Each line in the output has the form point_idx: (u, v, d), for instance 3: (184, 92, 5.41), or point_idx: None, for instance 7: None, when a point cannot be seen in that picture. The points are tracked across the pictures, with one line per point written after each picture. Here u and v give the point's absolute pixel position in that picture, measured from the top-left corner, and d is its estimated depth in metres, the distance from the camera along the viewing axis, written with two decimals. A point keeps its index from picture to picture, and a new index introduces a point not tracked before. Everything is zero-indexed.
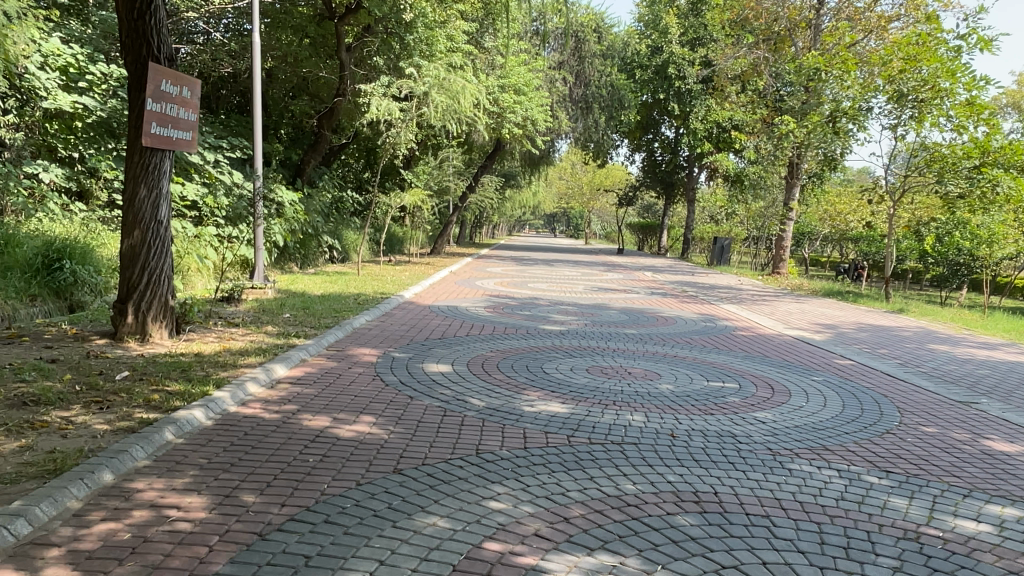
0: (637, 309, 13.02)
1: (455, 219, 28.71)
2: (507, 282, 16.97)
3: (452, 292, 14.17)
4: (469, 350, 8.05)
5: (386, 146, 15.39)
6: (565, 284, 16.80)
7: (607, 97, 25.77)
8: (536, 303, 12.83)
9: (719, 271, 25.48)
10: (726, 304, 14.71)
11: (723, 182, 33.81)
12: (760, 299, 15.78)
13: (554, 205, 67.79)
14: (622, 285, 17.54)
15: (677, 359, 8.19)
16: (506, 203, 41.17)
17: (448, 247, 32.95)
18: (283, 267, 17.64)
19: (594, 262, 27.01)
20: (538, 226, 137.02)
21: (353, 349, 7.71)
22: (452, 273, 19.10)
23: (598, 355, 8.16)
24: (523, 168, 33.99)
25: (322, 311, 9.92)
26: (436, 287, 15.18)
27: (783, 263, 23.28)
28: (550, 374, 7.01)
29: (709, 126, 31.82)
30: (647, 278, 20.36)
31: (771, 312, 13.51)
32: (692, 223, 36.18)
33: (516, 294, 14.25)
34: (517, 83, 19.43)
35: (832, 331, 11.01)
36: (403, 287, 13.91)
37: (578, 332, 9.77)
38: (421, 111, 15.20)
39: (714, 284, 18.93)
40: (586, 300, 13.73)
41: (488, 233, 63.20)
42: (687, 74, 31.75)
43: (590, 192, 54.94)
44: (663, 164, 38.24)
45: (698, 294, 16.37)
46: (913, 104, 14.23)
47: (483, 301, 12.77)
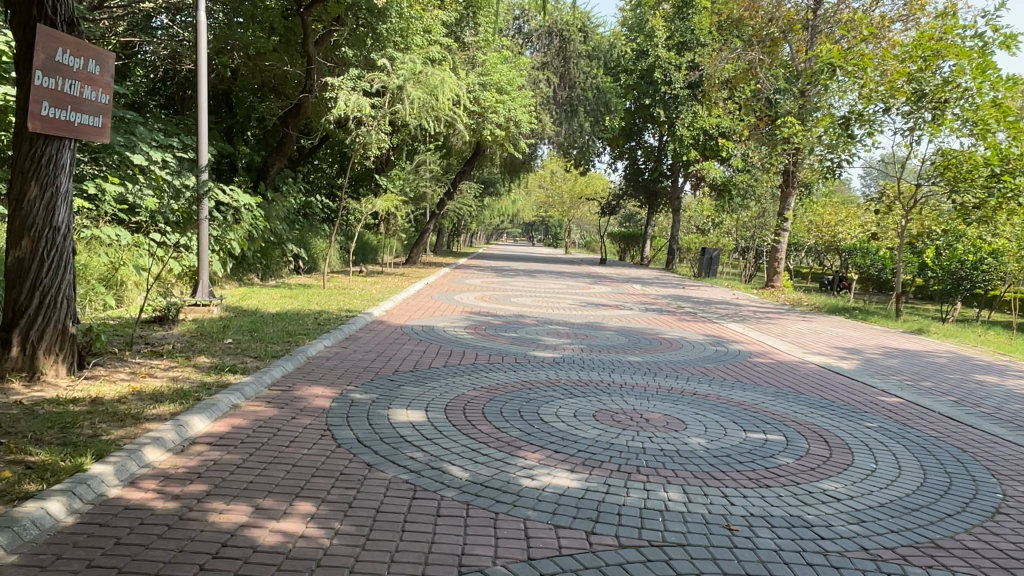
0: (635, 329, 11.62)
1: (432, 227, 27.21)
2: (488, 296, 15.54)
3: (428, 309, 12.69)
4: (444, 388, 6.56)
5: (356, 146, 13.86)
6: (553, 299, 15.39)
7: (593, 101, 24.44)
8: (522, 323, 11.37)
9: (709, 283, 24.28)
10: (729, 322, 13.41)
11: (710, 191, 32.70)
12: (762, 316, 14.52)
13: (532, 214, 66.59)
14: (613, 300, 16.19)
15: (699, 399, 6.77)
16: (485, 211, 39.71)
17: (424, 257, 31.39)
18: (241, 278, 16.06)
19: (578, 274, 25.70)
20: (515, 234, 135.71)
21: (301, 388, 6.19)
22: (429, 285, 17.61)
23: (603, 393, 6.70)
24: (503, 175, 32.64)
25: (272, 335, 8.38)
26: (410, 302, 13.67)
27: (777, 277, 22.11)
28: (550, 424, 5.53)
29: (697, 132, 30.70)
30: (636, 292, 19.05)
31: (782, 332, 12.19)
32: (677, 233, 35.05)
33: (500, 311, 12.77)
34: (500, 81, 17.82)
35: (858, 358, 9.70)
36: (373, 303, 12.40)
37: (574, 361, 8.31)
38: (395, 107, 13.71)
39: (709, 299, 17.66)
40: (577, 319, 12.27)
41: (465, 241, 61.73)
42: (674, 78, 30.52)
43: (570, 201, 53.71)
44: (646, 172, 37.13)
45: (696, 311, 15.06)
46: (931, 105, 13.15)
47: (464, 320, 11.31)
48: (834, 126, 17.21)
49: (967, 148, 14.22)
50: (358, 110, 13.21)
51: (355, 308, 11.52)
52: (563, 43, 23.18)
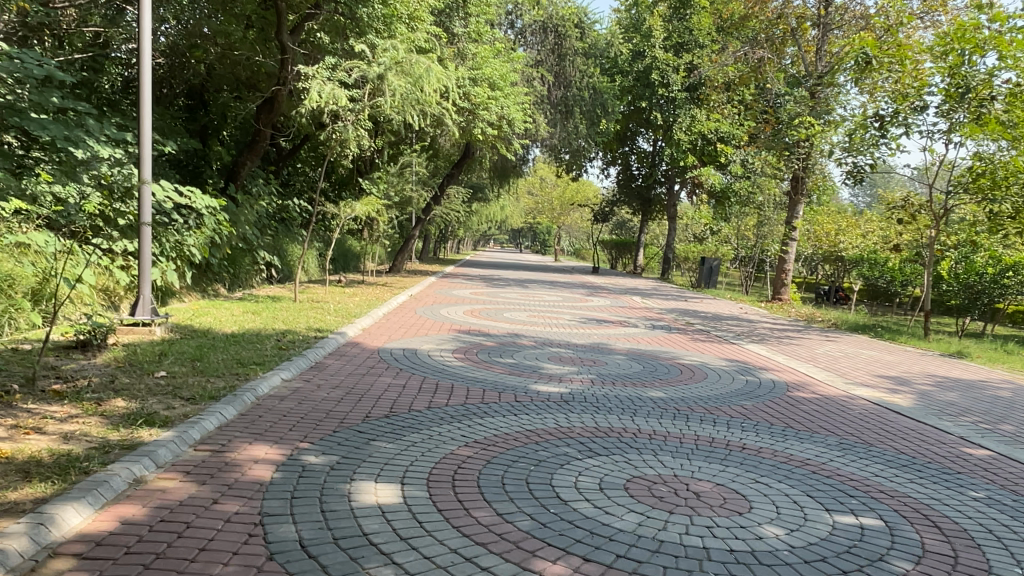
0: (647, 352, 10.18)
1: (417, 234, 25.71)
2: (478, 310, 14.12)
3: (411, 327, 11.21)
4: (425, 443, 5.06)
5: (332, 142, 12.42)
6: (551, 314, 13.97)
7: (590, 101, 23.03)
8: (519, 346, 9.88)
9: (711, 295, 22.97)
10: (748, 342, 12.06)
11: (708, 198, 31.40)
12: (781, 335, 13.16)
13: (522, 221, 65.26)
14: (615, 315, 14.79)
15: (751, 456, 5.34)
16: (473, 217, 38.26)
17: (409, 264, 29.85)
18: (206, 288, 14.61)
19: (572, 284, 24.33)
20: (503, 241, 134.48)
21: (237, 448, 4.69)
22: (414, 297, 16.19)
23: (630, 449, 5.23)
24: (492, 179, 31.21)
25: (217, 367, 6.85)
26: (392, 318, 12.18)
27: (785, 288, 20.82)
28: (570, 506, 4.06)
29: (695, 137, 29.48)
30: (638, 305, 17.70)
31: (811, 356, 10.81)
32: (673, 241, 33.79)
33: (493, 330, 11.29)
34: (492, 76, 16.38)
35: (911, 391, 8.35)
36: (349, 320, 10.90)
37: (586, 399, 6.83)
38: (376, 100, 12.23)
39: (717, 314, 16.30)
40: (580, 340, 10.81)
41: (451, 247, 60.20)
42: (672, 80, 29.22)
43: (561, 207, 52.36)
44: (640, 178, 35.93)
45: (707, 328, 13.72)
46: (968, 102, 11.89)
47: (453, 341, 9.81)
48: (854, 129, 15.93)
49: (1005, 153, 12.97)
50: (335, 102, 11.70)
51: (326, 326, 10.01)
52: (557, 40, 21.82)
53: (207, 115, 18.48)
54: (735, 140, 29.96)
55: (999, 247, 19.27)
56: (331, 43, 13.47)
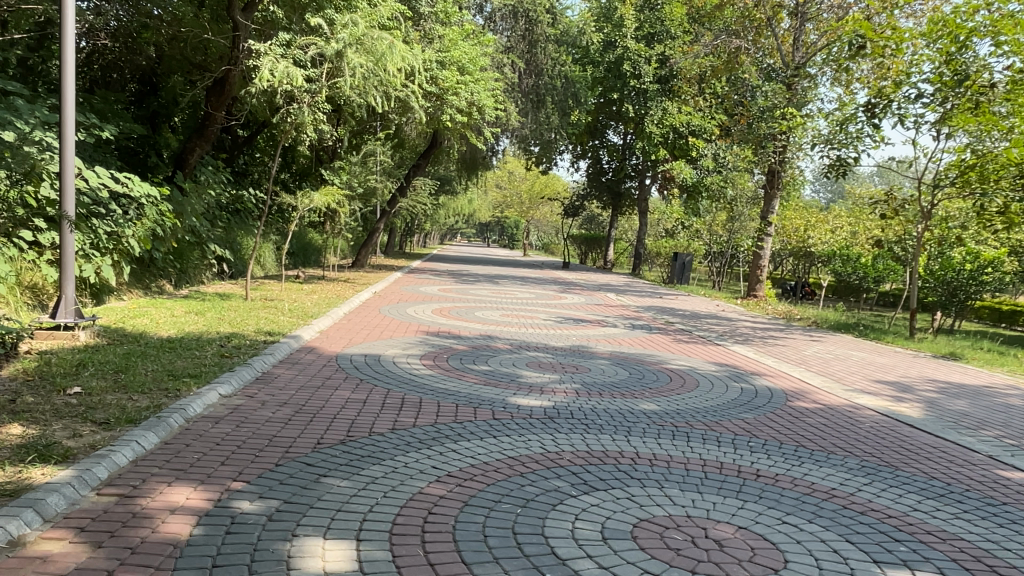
0: (629, 355, 9.43)
1: (382, 227, 24.68)
2: (447, 308, 13.28)
3: (373, 328, 10.28)
4: (388, 479, 4.19)
5: (287, 126, 11.44)
6: (525, 313, 13.14)
7: (561, 90, 22.26)
8: (492, 350, 9.03)
9: (685, 291, 22.42)
10: (732, 343, 11.43)
11: (680, 192, 30.89)
12: (765, 335, 12.54)
13: (489, 215, 64.42)
14: (591, 313, 14.06)
15: (770, 485, 4.59)
16: (440, 211, 37.23)
17: (373, 259, 28.75)
18: (150, 285, 13.50)
19: (543, 279, 23.62)
20: (469, 235, 133.43)
21: (152, 492, 3.77)
22: (378, 294, 15.28)
23: (631, 480, 4.43)
24: (460, 171, 30.27)
25: (145, 381, 5.87)
26: (353, 318, 11.24)
27: (761, 285, 20.33)
28: (572, 567, 3.24)
29: (667, 130, 28.93)
30: (613, 303, 17.03)
31: (801, 358, 10.17)
32: (644, 235, 33.27)
33: (464, 331, 10.42)
34: (461, 59, 15.46)
35: (917, 399, 7.76)
36: (305, 321, 9.96)
37: (572, 415, 6.02)
38: (335, 81, 11.26)
39: (695, 313, 15.67)
40: (557, 342, 10.02)
41: (417, 242, 59.03)
42: (644, 71, 28.55)
43: (529, 201, 51.58)
44: (610, 172, 35.41)
45: (688, 327, 13.07)
46: (961, 87, 11.40)
47: (420, 345, 8.94)
48: (836, 120, 15.41)
49: (995, 145, 12.51)
50: (289, 81, 10.73)
51: (279, 329, 9.05)
52: (528, 26, 20.95)
53: (156, 98, 17.22)
54: (707, 134, 29.48)
55: (974, 244, 19.07)
56: (286, 20, 12.55)
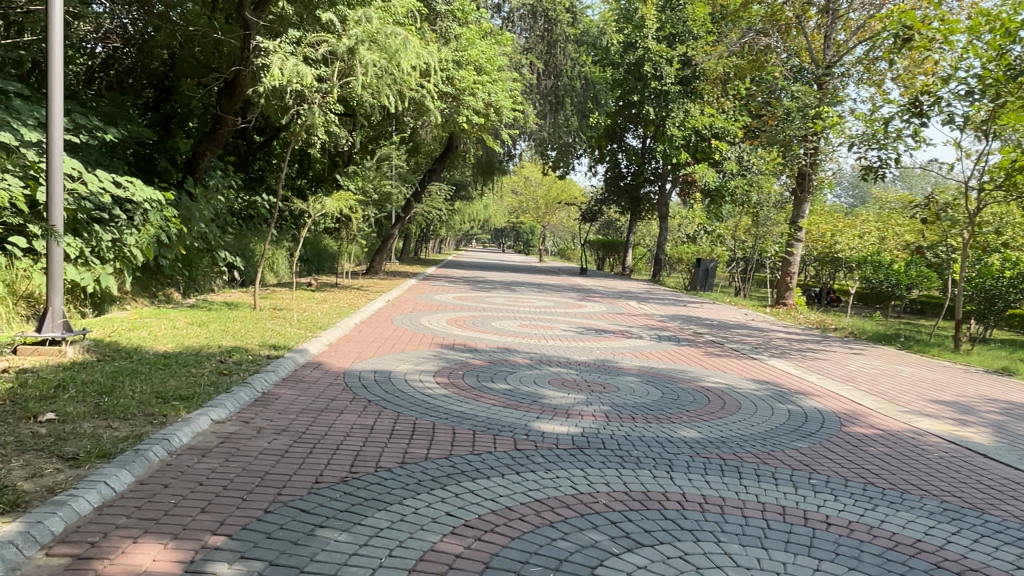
0: (660, 371, 8.71)
1: (397, 232, 24.17)
2: (463, 318, 12.65)
3: (386, 340, 9.66)
4: (395, 532, 3.54)
5: (297, 128, 10.89)
6: (545, 324, 12.47)
7: (581, 92, 21.65)
8: (511, 366, 8.37)
9: (709, 298, 21.68)
10: (768, 356, 10.69)
11: (702, 197, 30.13)
12: (800, 347, 11.79)
13: (506, 220, 63.92)
14: (615, 323, 13.36)
15: (845, 538, 3.88)
16: (456, 216, 36.69)
17: (388, 265, 28.23)
18: (157, 293, 13.01)
19: (562, 286, 22.98)
20: (485, 240, 133.06)
21: (111, 552, 3.15)
22: (393, 303, 14.69)
23: (681, 533, 3.75)
24: (476, 176, 29.73)
25: (128, 406, 5.28)
26: (365, 329, 10.63)
27: (789, 293, 19.54)
28: None
29: (688, 133, 28.30)
30: (636, 311, 16.33)
31: (846, 374, 9.42)
32: (664, 241, 32.53)
33: (481, 344, 9.76)
34: (478, 59, 14.86)
35: (984, 422, 7.00)
36: (314, 332, 9.37)
37: (604, 444, 5.33)
38: (347, 80, 10.68)
39: (723, 322, 14.93)
40: (581, 357, 9.33)
41: (434, 247, 58.69)
42: (665, 73, 27.90)
43: (546, 205, 50.98)
44: (629, 176, 34.81)
45: (719, 339, 12.34)
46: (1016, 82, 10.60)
47: (434, 360, 8.29)
48: (873, 120, 14.67)
49: None
50: (299, 80, 10.14)
51: (284, 341, 8.47)
52: (547, 26, 20.34)
53: (169, 101, 16.82)
54: (730, 137, 28.75)
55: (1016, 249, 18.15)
56: (297, 17, 11.87)
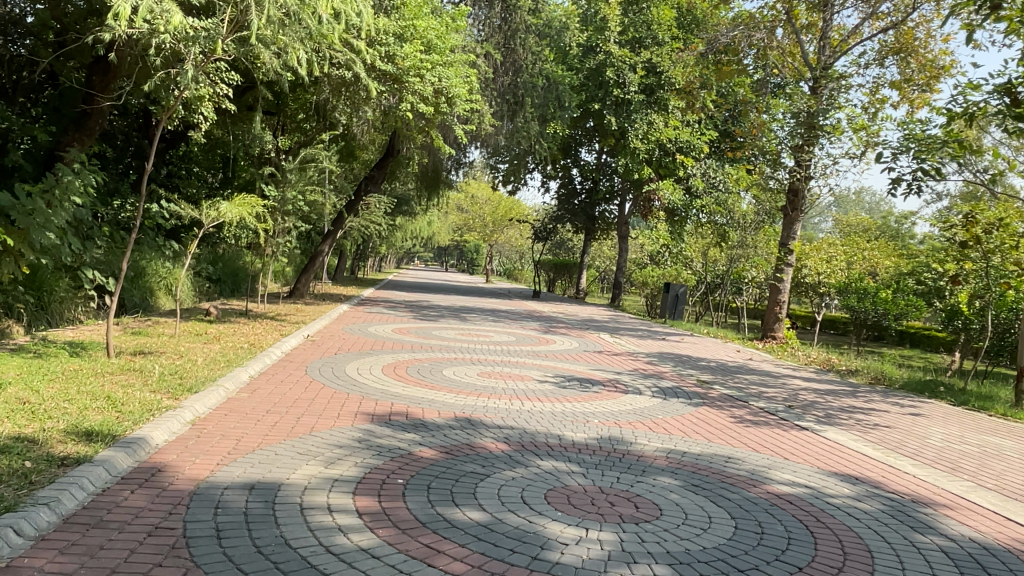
0: (700, 463, 5.81)
1: (327, 249, 20.90)
2: (402, 363, 9.59)
3: (289, 410, 6.45)
4: None
5: (168, 97, 7.67)
6: (513, 373, 9.48)
7: (542, 92, 18.95)
8: (480, 460, 5.36)
9: (684, 329, 19.18)
10: (811, 421, 8.00)
11: (665, 215, 27.81)
12: (841, 406, 9.16)
13: (449, 239, 60.91)
14: (597, 368, 10.54)
15: None
16: (395, 233, 33.39)
17: (317, 286, 24.79)
18: None
19: (518, 314, 20.12)
20: (426, 260, 129.75)
21: None
22: (312, 339, 11.53)
23: None
24: (419, 188, 26.75)
25: None
26: (262, 387, 7.37)
27: (779, 325, 17.13)
28: None
29: (652, 146, 26.01)
30: (614, 347, 13.58)
31: (943, 456, 6.77)
32: (624, 263, 30.12)
33: (430, 414, 6.69)
34: (427, 34, 11.88)
35: None
36: (176, 404, 6.10)
37: None
38: (241, 32, 7.53)
39: (722, 365, 12.25)
40: (578, 436, 6.36)
41: (372, 266, 55.34)
42: (629, 79, 25.39)
43: (492, 223, 48.06)
44: (584, 193, 32.48)
45: (732, 391, 9.63)
46: None
47: (358, 454, 5.21)
48: (897, 123, 12.36)
49: None
50: (163, 23, 6.93)
51: (110, 427, 5.16)
52: (505, 13, 17.58)
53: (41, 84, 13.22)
54: (696, 152, 26.59)
55: None
56: None
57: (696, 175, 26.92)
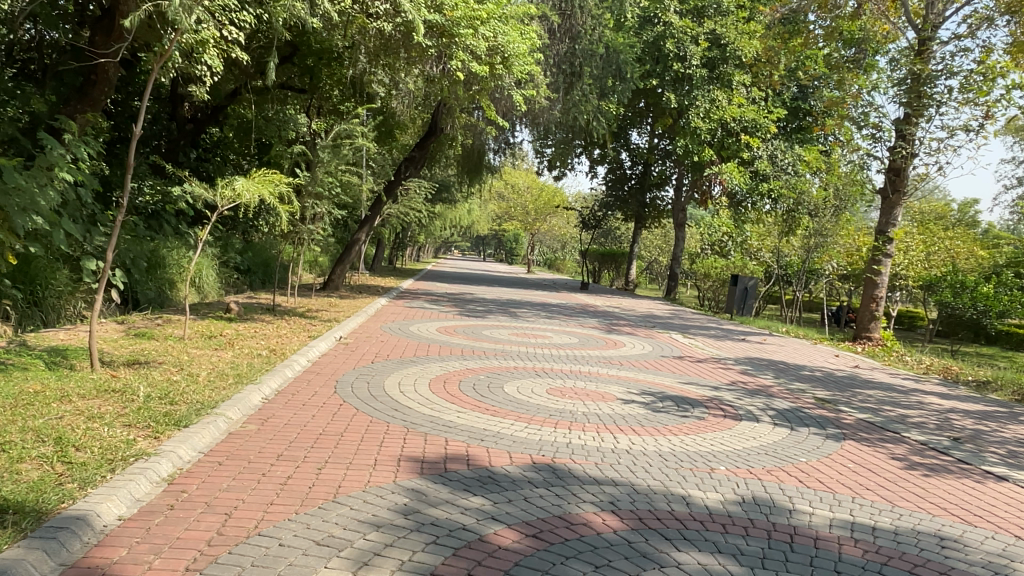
0: (909, 554, 3.88)
1: (364, 237, 19.28)
2: (454, 376, 7.78)
3: (308, 453, 4.71)
4: None
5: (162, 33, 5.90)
6: (589, 390, 7.58)
7: (602, 62, 16.98)
8: (588, 550, 3.53)
9: (759, 328, 17.13)
10: (999, 465, 6.01)
11: (728, 201, 25.61)
12: (1016, 438, 7.13)
13: (488, 229, 59.23)
14: (687, 382, 8.62)
15: None
16: (434, 221, 31.71)
17: (353, 277, 23.29)
18: None
19: (571, 309, 18.25)
20: (463, 250, 128.77)
21: None
22: (345, 341, 9.81)
23: None
24: (460, 173, 25.02)
25: None
26: (277, 414, 5.65)
27: (876, 324, 14.97)
28: None
29: (714, 126, 23.87)
30: (694, 351, 11.66)
31: None
32: (679, 252, 28.00)
33: (498, 460, 4.88)
34: None
35: None
36: (153, 447, 4.40)
37: None
38: None
39: (830, 376, 10.23)
40: (712, 500, 4.47)
41: (409, 256, 53.97)
42: (690, 52, 23.19)
43: (534, 211, 45.92)
44: (634, 178, 30.45)
45: (868, 415, 7.64)
46: None
47: (406, 543, 3.43)
48: None
49: None
50: None
51: (34, 498, 3.44)
52: None
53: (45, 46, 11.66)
54: (763, 131, 24.38)
55: None
56: None
57: (762, 157, 24.73)
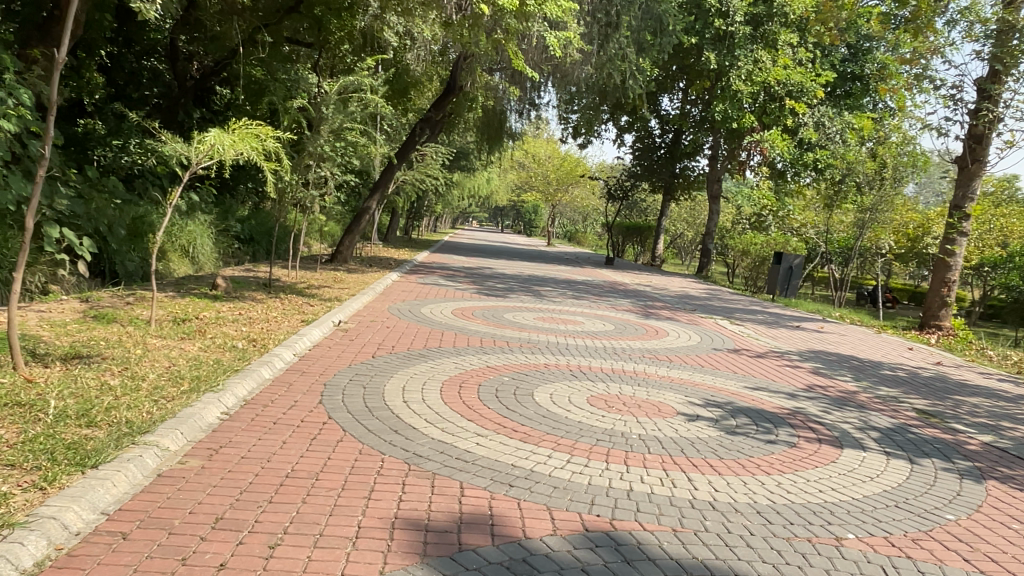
0: None
1: (375, 205, 17.75)
2: (472, 377, 6.28)
3: (260, 515, 3.25)
4: None
5: None
6: (641, 400, 6.05)
7: (641, 11, 15.16)
8: None
9: (809, 312, 15.49)
10: None
11: (768, 172, 23.71)
12: None
13: (507, 200, 57.46)
14: (756, 386, 7.08)
15: None
16: (452, 190, 30.11)
17: (365, 248, 21.87)
18: None
19: (600, 288, 16.70)
20: (481, 221, 127.22)
21: None
22: (345, 327, 8.34)
23: None
24: (479, 139, 23.36)
25: None
26: (234, 440, 4.20)
27: (948, 311, 13.27)
28: None
29: (757, 89, 21.94)
30: (749, 341, 10.09)
31: None
32: (712, 227, 26.25)
33: (535, 526, 3.39)
34: None
35: None
36: (24, 511, 2.97)
37: None
38: None
39: (918, 378, 8.64)
40: None
41: (427, 225, 52.54)
42: (733, 7, 21.19)
43: (555, 181, 44.16)
44: (665, 147, 28.63)
45: (992, 436, 6.07)
46: None
47: None
48: None
49: None
50: None
51: None
52: None
53: None
54: (809, 96, 22.44)
55: None
56: None
57: (807, 124, 22.85)
